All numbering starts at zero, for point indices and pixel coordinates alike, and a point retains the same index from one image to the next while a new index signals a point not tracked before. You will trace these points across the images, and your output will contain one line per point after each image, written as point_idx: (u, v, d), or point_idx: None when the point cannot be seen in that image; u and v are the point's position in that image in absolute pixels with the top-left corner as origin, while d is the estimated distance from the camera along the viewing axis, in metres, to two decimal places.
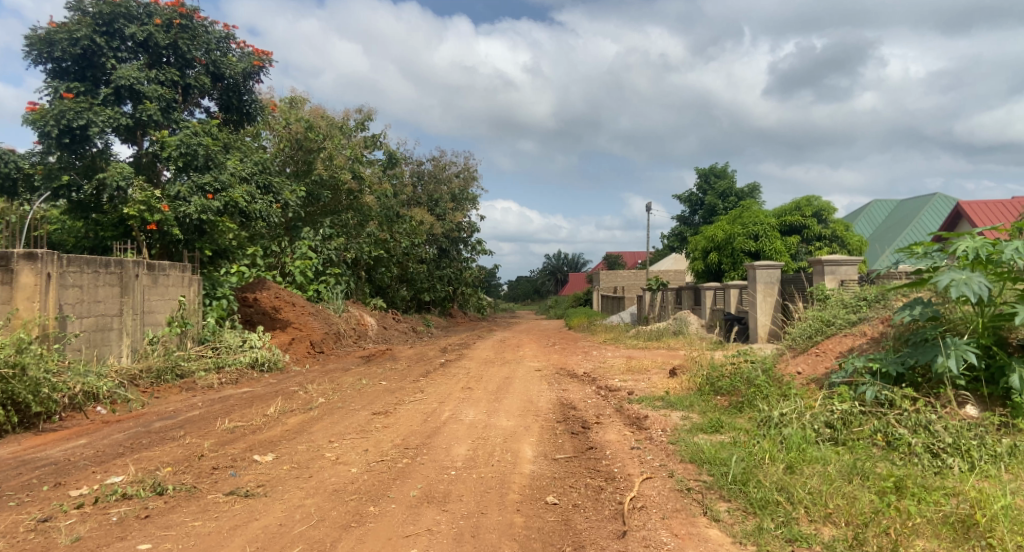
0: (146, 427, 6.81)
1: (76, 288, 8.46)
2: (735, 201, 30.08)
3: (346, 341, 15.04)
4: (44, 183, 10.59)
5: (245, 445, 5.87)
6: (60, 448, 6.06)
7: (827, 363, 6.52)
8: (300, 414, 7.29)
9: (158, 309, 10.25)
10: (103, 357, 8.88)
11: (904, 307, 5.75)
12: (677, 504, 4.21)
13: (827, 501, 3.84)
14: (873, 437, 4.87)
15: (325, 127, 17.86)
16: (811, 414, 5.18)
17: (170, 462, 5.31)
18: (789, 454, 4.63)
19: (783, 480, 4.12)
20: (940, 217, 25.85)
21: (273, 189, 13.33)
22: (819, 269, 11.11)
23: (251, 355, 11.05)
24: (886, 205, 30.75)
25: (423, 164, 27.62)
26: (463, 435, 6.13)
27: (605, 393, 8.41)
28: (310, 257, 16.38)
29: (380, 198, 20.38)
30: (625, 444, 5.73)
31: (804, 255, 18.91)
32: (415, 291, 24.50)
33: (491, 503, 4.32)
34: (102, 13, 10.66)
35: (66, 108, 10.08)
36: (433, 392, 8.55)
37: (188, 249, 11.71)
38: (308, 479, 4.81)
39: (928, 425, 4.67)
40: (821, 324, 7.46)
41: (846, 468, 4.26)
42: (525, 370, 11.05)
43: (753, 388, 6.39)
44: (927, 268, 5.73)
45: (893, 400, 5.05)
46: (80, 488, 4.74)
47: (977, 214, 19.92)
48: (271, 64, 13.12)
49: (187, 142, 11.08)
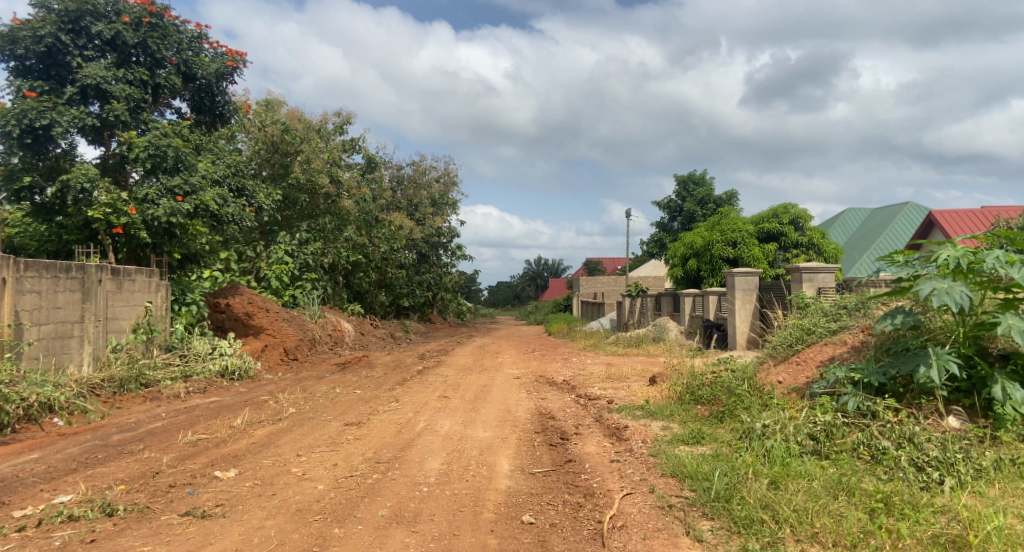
0: (104, 441, 6.47)
1: (34, 294, 8.08)
2: (713, 208, 30.29)
3: (321, 347, 14.71)
4: (5, 184, 10.25)
5: (206, 460, 5.57)
6: (10, 462, 5.71)
7: (808, 373, 6.41)
8: (269, 425, 7.01)
9: (122, 315, 9.86)
10: (62, 366, 8.48)
11: (886, 316, 5.66)
12: (659, 523, 4.04)
13: (813, 520, 3.69)
14: (857, 450, 4.75)
15: (302, 130, 17.52)
16: (794, 425, 5.04)
17: (125, 480, 5.02)
18: (772, 468, 4.48)
19: (767, 497, 3.96)
20: (912, 226, 26.22)
21: (246, 192, 12.95)
22: (798, 276, 11.07)
23: (221, 363, 10.72)
24: (860, 214, 31.18)
25: (402, 168, 27.40)
26: (438, 448, 5.91)
27: (585, 402, 8.24)
28: (286, 262, 15.93)
29: (358, 202, 20.03)
30: (604, 457, 5.56)
31: (781, 262, 18.94)
32: (394, 296, 24.19)
33: (464, 523, 4.11)
34: (68, 10, 10.29)
35: (28, 107, 9.66)
36: (409, 402, 8.32)
37: (155, 253, 11.32)
38: (271, 497, 4.55)
39: (912, 439, 4.56)
40: (801, 332, 7.37)
41: (830, 483, 4.13)
42: (505, 378, 10.85)
43: (734, 397, 6.28)
44: (908, 277, 5.63)
45: (876, 411, 4.95)
46: (24, 508, 4.43)
47: (949, 223, 20.20)
48: (244, 65, 12.76)
49: (156, 143, 10.70)
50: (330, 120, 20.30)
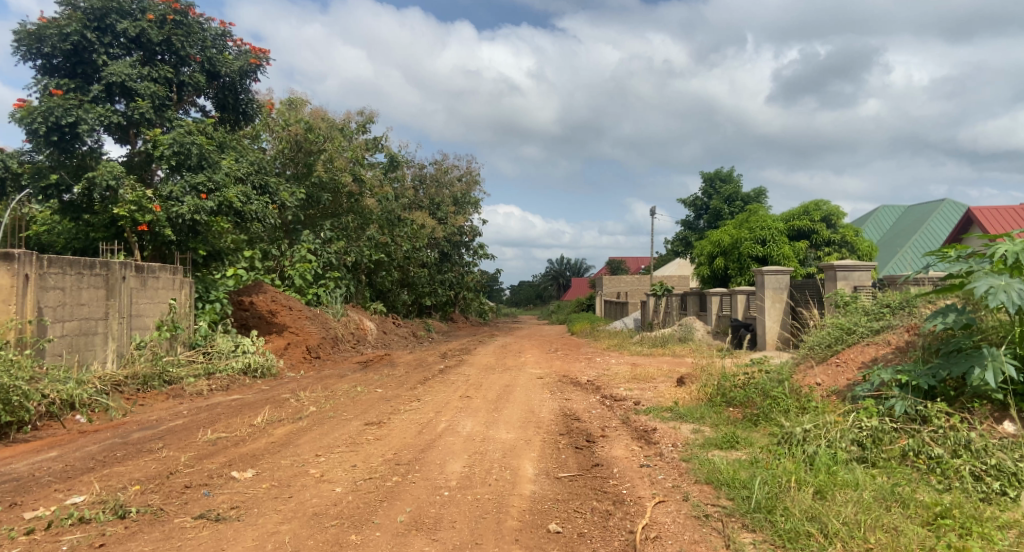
0: (123, 439, 6.40)
1: (58, 291, 8.03)
2: (740, 206, 29.67)
3: (343, 346, 14.63)
4: (32, 181, 10.29)
5: (224, 460, 5.43)
6: (28, 461, 5.62)
7: (848, 374, 6.08)
8: (289, 424, 6.86)
9: (146, 312, 9.84)
10: (85, 362, 8.45)
11: (935, 315, 5.34)
12: (695, 535, 3.78)
13: (866, 534, 3.40)
14: (907, 457, 4.45)
15: (326, 129, 17.47)
16: (838, 430, 4.74)
17: (140, 479, 4.90)
18: (817, 477, 4.18)
19: (815, 508, 3.69)
20: (950, 223, 25.40)
21: (270, 190, 12.72)
22: (832, 274, 10.67)
23: (244, 361, 10.66)
24: (892, 212, 30.41)
25: (425, 167, 27.30)
26: (460, 450, 5.70)
27: (610, 403, 7.98)
28: (310, 260, 15.95)
29: (381, 201, 19.97)
30: (634, 462, 5.30)
31: (812, 261, 18.45)
32: (416, 295, 24.16)
33: (487, 531, 3.89)
34: (94, 8, 10.30)
35: (54, 104, 9.66)
36: (430, 401, 8.16)
37: (180, 251, 11.29)
38: (288, 500, 4.40)
39: (968, 446, 4.26)
40: (841, 332, 7.01)
41: (882, 494, 3.85)
42: (527, 377, 10.63)
43: (769, 399, 6.01)
44: (960, 274, 5.28)
45: (926, 415, 4.64)
46: (35, 509, 4.31)
47: (989, 220, 19.51)
48: (268, 62, 12.70)
49: (181, 140, 10.64)
50: (353, 119, 20.29)
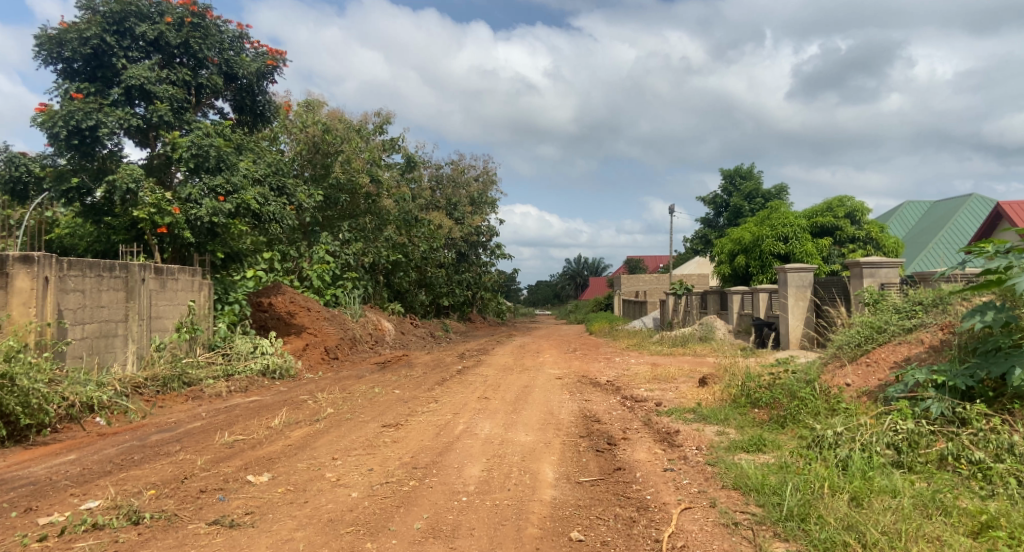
0: (142, 441, 6.38)
1: (78, 293, 8.05)
2: (762, 202, 29.13)
3: (361, 346, 14.59)
4: (54, 185, 10.36)
5: (240, 463, 5.37)
6: (46, 465, 5.60)
7: (880, 375, 5.86)
8: (306, 426, 6.81)
9: (166, 314, 9.87)
10: (105, 365, 8.47)
11: (971, 312, 5.09)
12: (724, 544, 3.62)
13: (907, 544, 3.23)
14: (946, 461, 4.24)
15: (343, 130, 17.43)
16: (872, 434, 4.54)
17: (156, 484, 4.84)
18: (852, 482, 4.00)
19: (851, 516, 3.52)
20: (977, 219, 24.80)
21: (288, 191, 12.63)
22: (857, 271, 10.36)
23: (262, 362, 10.65)
24: (917, 208, 29.78)
25: (442, 168, 27.28)
26: (478, 453, 5.59)
27: (631, 404, 7.83)
28: (328, 261, 16.00)
29: (398, 201, 19.87)
30: (657, 465, 5.14)
31: (837, 258, 17.99)
32: (434, 295, 24.11)
33: (506, 539, 3.76)
34: (113, 12, 10.36)
35: (75, 108, 9.70)
36: (448, 402, 8.05)
37: (199, 252, 11.32)
38: (303, 505, 4.31)
39: (1011, 449, 4.05)
40: (871, 331, 6.79)
41: (922, 500, 3.68)
42: (546, 378, 10.49)
43: (797, 400, 5.81)
44: (1000, 269, 5.02)
45: (966, 417, 4.43)
46: (50, 515, 4.26)
47: (1019, 214, 18.97)
48: (285, 64, 12.69)
49: (199, 142, 10.64)
50: (370, 120, 20.30)
